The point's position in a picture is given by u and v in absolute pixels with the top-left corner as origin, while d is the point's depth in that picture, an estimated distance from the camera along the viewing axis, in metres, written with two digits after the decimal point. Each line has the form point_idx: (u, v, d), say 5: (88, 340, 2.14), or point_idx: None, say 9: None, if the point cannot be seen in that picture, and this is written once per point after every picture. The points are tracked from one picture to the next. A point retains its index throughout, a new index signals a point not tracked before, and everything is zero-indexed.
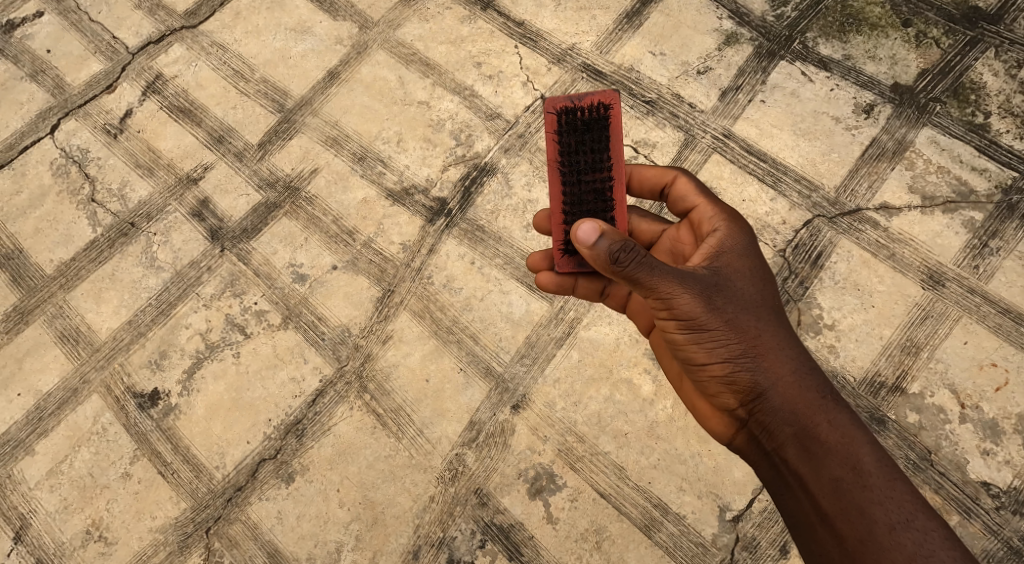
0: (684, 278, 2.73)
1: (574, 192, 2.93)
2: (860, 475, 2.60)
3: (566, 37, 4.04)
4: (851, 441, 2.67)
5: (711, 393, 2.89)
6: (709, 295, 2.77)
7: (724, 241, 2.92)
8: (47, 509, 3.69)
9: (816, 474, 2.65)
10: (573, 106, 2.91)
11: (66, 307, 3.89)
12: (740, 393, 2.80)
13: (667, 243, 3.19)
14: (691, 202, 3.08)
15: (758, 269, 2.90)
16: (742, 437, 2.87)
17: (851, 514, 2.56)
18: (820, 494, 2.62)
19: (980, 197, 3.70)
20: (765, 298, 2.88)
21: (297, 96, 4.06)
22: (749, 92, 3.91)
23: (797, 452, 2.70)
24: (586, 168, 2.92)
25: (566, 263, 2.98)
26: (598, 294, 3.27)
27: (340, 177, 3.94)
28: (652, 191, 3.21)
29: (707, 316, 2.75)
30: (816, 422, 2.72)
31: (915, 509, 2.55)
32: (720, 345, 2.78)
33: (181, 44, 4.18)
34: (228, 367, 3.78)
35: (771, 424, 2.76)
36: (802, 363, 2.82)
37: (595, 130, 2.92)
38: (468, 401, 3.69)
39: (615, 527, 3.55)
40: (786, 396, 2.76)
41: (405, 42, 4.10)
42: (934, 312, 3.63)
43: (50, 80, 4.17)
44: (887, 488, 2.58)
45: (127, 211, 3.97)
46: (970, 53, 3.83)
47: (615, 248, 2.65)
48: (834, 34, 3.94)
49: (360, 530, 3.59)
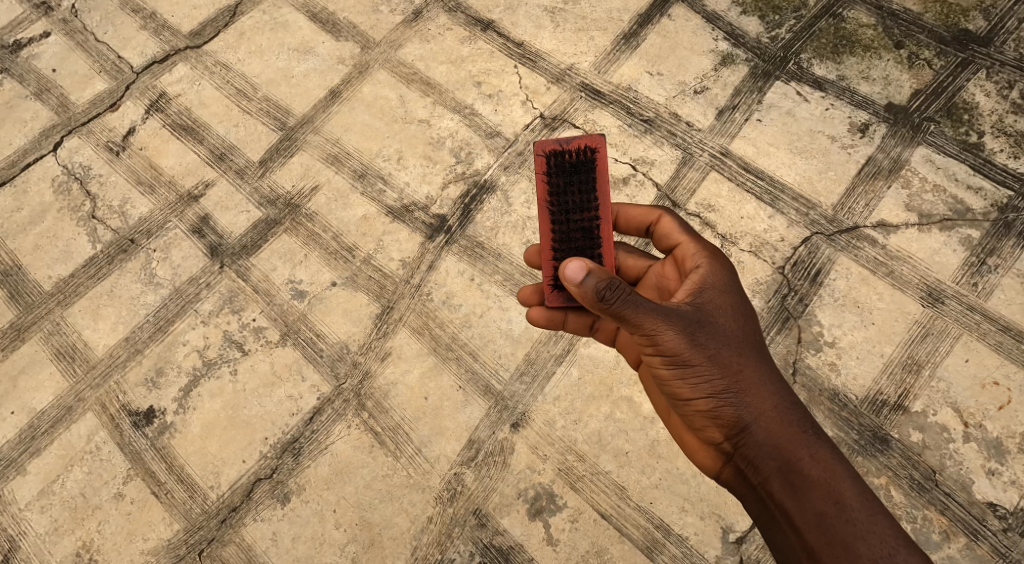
0: (668, 314, 2.73)
1: (563, 231, 2.95)
2: (843, 509, 2.59)
3: (564, 58, 4.11)
4: (833, 475, 2.65)
5: (697, 427, 2.88)
6: (692, 331, 2.76)
7: (706, 277, 2.92)
8: (37, 530, 3.62)
9: (800, 509, 2.64)
10: (561, 149, 2.91)
11: (63, 323, 3.87)
12: (725, 427, 2.80)
13: (653, 278, 3.17)
14: (675, 240, 3.09)
15: (740, 305, 2.90)
16: (729, 471, 2.85)
17: (836, 549, 2.55)
18: (805, 529, 2.61)
19: (976, 215, 3.72)
20: (747, 333, 2.87)
21: (298, 115, 4.11)
22: (746, 111, 3.96)
23: (782, 487, 2.68)
24: (575, 208, 2.94)
25: (555, 297, 3.00)
26: (589, 329, 3.27)
27: (341, 194, 3.96)
28: (638, 228, 3.22)
29: (691, 351, 2.75)
30: (799, 457, 2.70)
31: (898, 543, 2.53)
32: (704, 380, 2.78)
33: (186, 64, 4.24)
34: (225, 385, 3.75)
35: (756, 458, 2.75)
36: (785, 398, 2.81)
37: (583, 171, 2.93)
38: (467, 419, 3.66)
39: (616, 548, 3.49)
40: (769, 430, 2.75)
41: (406, 62, 4.17)
42: (934, 329, 3.62)
43: (55, 99, 4.22)
44: (869, 523, 2.57)
45: (127, 227, 3.97)
46: (962, 74, 3.90)
47: (602, 286, 2.65)
48: (828, 55, 4.01)
49: (356, 553, 3.52)
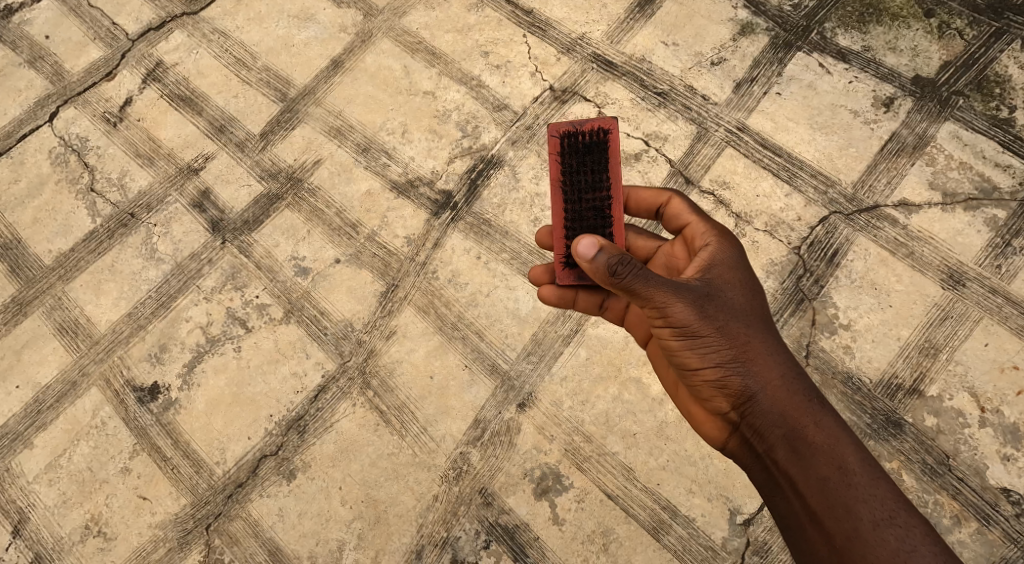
0: (677, 287, 2.64)
1: (575, 210, 2.83)
2: (845, 474, 2.53)
3: (575, 26, 3.94)
4: (836, 442, 2.58)
5: (704, 398, 2.79)
6: (701, 303, 2.67)
7: (715, 255, 2.83)
8: (46, 503, 3.64)
9: (804, 475, 2.57)
10: (575, 130, 2.83)
11: (65, 299, 3.82)
12: (732, 397, 2.70)
13: (662, 258, 3.08)
14: (684, 220, 2.98)
15: (749, 280, 2.80)
16: (735, 441, 2.76)
17: (837, 512, 2.49)
18: (808, 494, 2.54)
19: (1003, 194, 3.58)
20: (755, 307, 2.78)
21: (299, 86, 3.97)
22: (765, 84, 3.79)
23: (786, 454, 2.61)
24: (587, 187, 2.84)
25: (566, 275, 2.88)
26: (597, 308, 3.18)
27: (344, 168, 3.86)
28: (648, 211, 3.10)
29: (701, 323, 2.65)
30: (804, 424, 2.62)
31: (897, 506, 2.48)
32: (712, 351, 2.68)
33: (182, 31, 4.10)
34: (229, 362, 3.71)
35: (762, 427, 2.66)
36: (792, 368, 2.72)
37: (596, 152, 2.83)
38: (473, 399, 3.61)
39: (623, 529, 3.47)
40: (775, 398, 2.67)
41: (411, 30, 4.01)
42: (954, 313, 3.52)
43: (49, 67, 4.10)
44: (871, 487, 2.51)
45: (127, 201, 3.89)
46: (995, 45, 3.70)
47: (614, 261, 2.59)
48: (853, 24, 3.82)
49: (362, 529, 3.52)
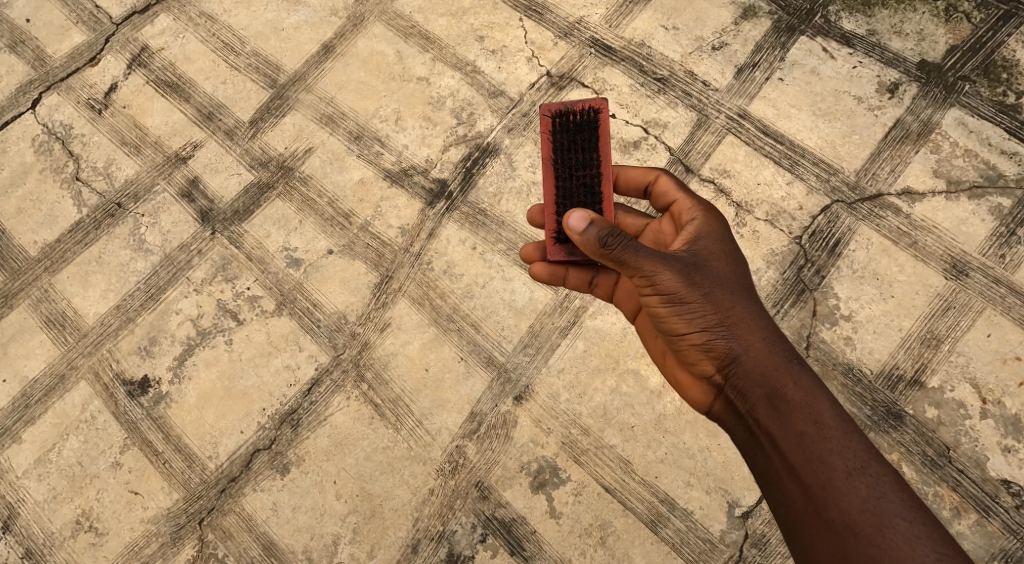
0: (664, 256, 2.58)
1: (565, 187, 2.77)
2: (821, 428, 2.44)
3: (573, 10, 3.84)
4: (814, 398, 2.49)
5: (689, 362, 2.70)
6: (687, 272, 2.60)
7: (701, 228, 2.76)
8: (36, 498, 3.58)
9: (784, 432, 2.48)
10: (565, 109, 2.76)
11: (51, 291, 3.74)
12: (717, 361, 2.62)
13: (650, 237, 3.01)
14: (671, 197, 2.91)
15: (735, 251, 2.74)
16: (720, 407, 2.67)
17: (814, 465, 2.40)
18: (787, 450, 2.45)
19: (1008, 181, 3.51)
20: (739, 274, 2.71)
21: (289, 71, 3.87)
22: (767, 69, 3.70)
23: (768, 413, 2.52)
24: (578, 165, 2.77)
25: (558, 251, 2.78)
26: (587, 286, 3.12)
27: (336, 157, 3.77)
28: (637, 190, 3.02)
29: (687, 290, 2.58)
30: (785, 383, 2.53)
31: (870, 457, 2.41)
32: (697, 315, 2.60)
33: (168, 15, 3.99)
34: (220, 354, 3.64)
35: (745, 389, 2.57)
36: (775, 332, 2.64)
37: (586, 132, 2.76)
38: (468, 392, 3.56)
39: (621, 522, 3.43)
40: (759, 359, 2.58)
41: (404, 14, 3.90)
42: (957, 303, 3.46)
43: (31, 52, 3.99)
44: (846, 439, 2.43)
45: (114, 190, 3.80)
46: (1003, 29, 3.62)
47: (604, 234, 2.54)
48: (858, 7, 3.72)
49: (357, 523, 3.48)
